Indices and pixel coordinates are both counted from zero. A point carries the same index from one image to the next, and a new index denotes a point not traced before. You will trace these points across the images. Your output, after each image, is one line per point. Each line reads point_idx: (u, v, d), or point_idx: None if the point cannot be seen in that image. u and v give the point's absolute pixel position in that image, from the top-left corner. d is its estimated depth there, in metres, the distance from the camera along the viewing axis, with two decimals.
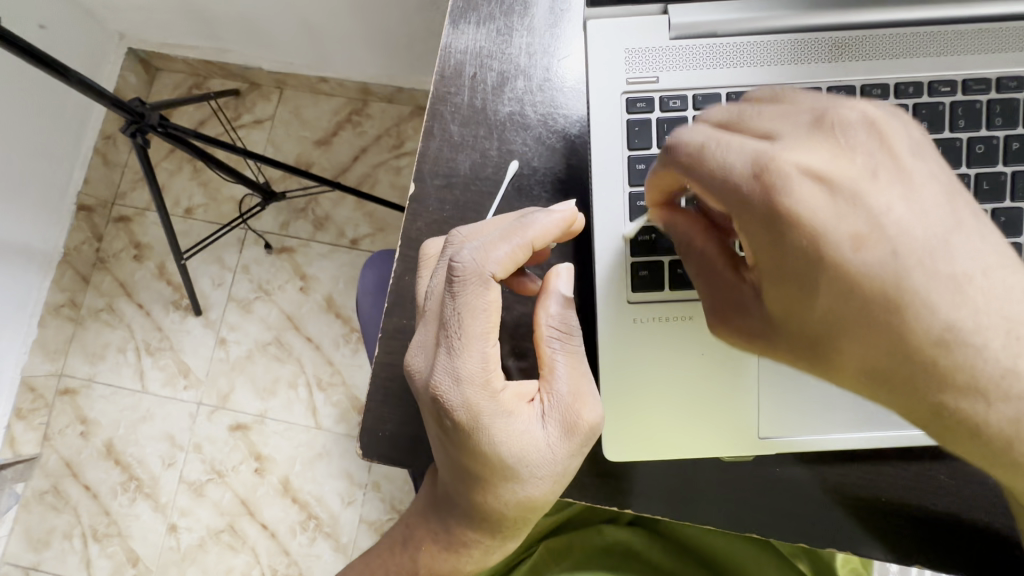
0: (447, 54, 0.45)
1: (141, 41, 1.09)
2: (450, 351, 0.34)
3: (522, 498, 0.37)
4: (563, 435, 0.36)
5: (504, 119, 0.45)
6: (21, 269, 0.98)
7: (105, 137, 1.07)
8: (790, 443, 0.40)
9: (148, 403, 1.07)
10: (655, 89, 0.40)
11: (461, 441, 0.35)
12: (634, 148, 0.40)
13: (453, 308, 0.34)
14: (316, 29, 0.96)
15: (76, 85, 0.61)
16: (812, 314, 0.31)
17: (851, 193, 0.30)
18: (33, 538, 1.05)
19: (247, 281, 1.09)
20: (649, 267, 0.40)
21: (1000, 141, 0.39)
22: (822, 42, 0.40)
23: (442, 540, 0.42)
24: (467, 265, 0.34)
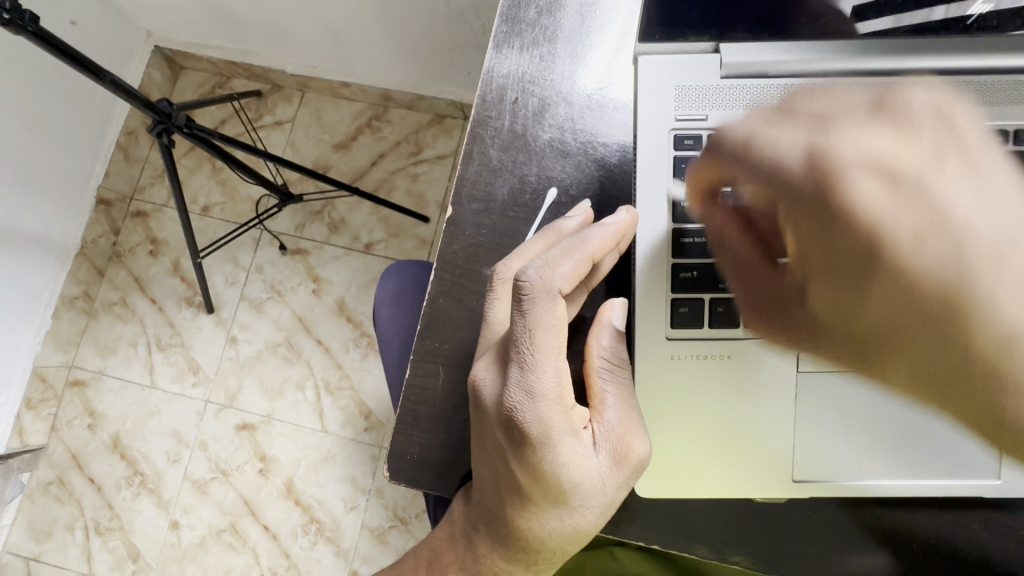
0: (489, 77, 0.46)
1: (168, 40, 1.10)
2: (523, 365, 0.33)
3: (569, 526, 0.37)
4: (613, 465, 0.36)
5: (543, 145, 0.45)
6: (39, 260, 0.99)
7: (127, 132, 1.08)
8: (825, 487, 0.39)
9: (156, 398, 1.08)
10: (704, 126, 0.41)
11: (524, 459, 0.35)
12: (680, 185, 0.40)
13: (524, 323, 0.33)
14: (342, 35, 0.97)
15: (108, 85, 0.62)
16: (863, 305, 0.37)
17: (911, 184, 0.36)
18: (36, 529, 1.05)
19: (260, 281, 1.10)
20: (690, 304, 0.40)
21: None
22: (873, 87, 0.40)
23: (469, 568, 0.41)
24: (535, 282, 0.33)
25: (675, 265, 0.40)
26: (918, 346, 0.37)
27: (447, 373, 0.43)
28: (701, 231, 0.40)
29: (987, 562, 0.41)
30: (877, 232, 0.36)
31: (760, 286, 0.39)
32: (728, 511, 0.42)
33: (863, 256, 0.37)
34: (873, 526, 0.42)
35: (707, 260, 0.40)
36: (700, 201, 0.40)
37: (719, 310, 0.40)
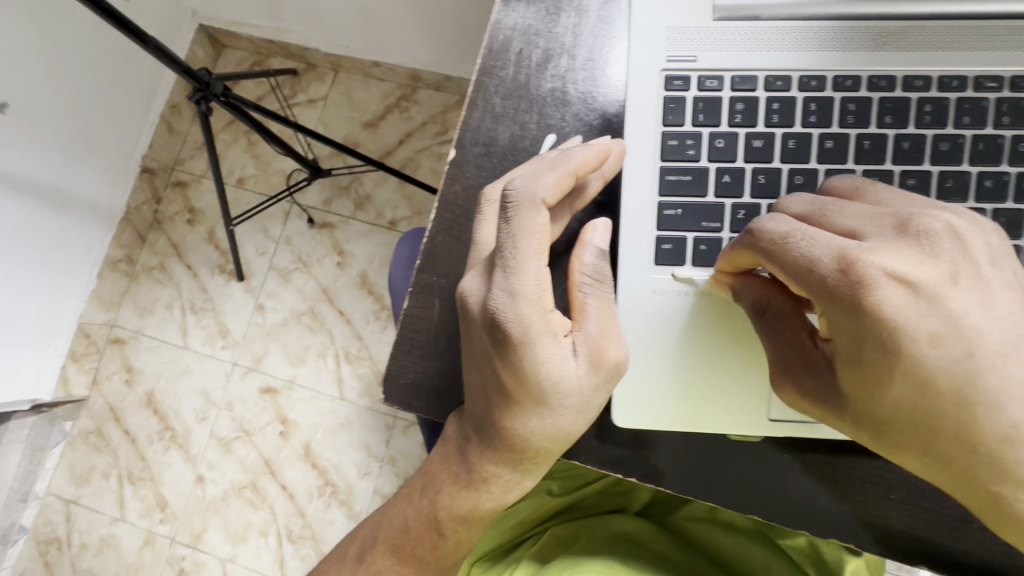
0: (496, 29, 0.47)
1: (212, 19, 1.16)
2: (505, 269, 0.36)
3: (554, 425, 0.39)
4: (590, 369, 0.38)
5: (545, 95, 0.46)
6: (87, 222, 1.06)
7: (171, 106, 1.14)
8: (801, 426, 0.40)
9: (188, 359, 1.14)
10: (693, 68, 0.41)
11: (507, 359, 0.37)
12: (668, 124, 0.41)
13: (509, 231, 0.36)
14: (373, 14, 1.00)
15: (154, 51, 0.66)
16: (882, 404, 0.33)
17: (932, 301, 0.31)
18: (76, 474, 1.12)
19: (289, 252, 1.14)
20: (673, 241, 0.40)
21: (1006, 140, 0.38)
22: (867, 31, 0.39)
23: (461, 479, 0.44)
24: (520, 191, 0.36)
25: (660, 203, 0.41)
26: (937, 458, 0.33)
27: (442, 305, 0.45)
28: (687, 169, 0.40)
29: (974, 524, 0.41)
30: (870, 374, 0.33)
31: (791, 351, 0.37)
32: (712, 450, 0.43)
33: (890, 416, 0.34)
34: (855, 475, 0.42)
35: (692, 200, 0.40)
36: (687, 140, 0.40)
37: (702, 247, 0.40)
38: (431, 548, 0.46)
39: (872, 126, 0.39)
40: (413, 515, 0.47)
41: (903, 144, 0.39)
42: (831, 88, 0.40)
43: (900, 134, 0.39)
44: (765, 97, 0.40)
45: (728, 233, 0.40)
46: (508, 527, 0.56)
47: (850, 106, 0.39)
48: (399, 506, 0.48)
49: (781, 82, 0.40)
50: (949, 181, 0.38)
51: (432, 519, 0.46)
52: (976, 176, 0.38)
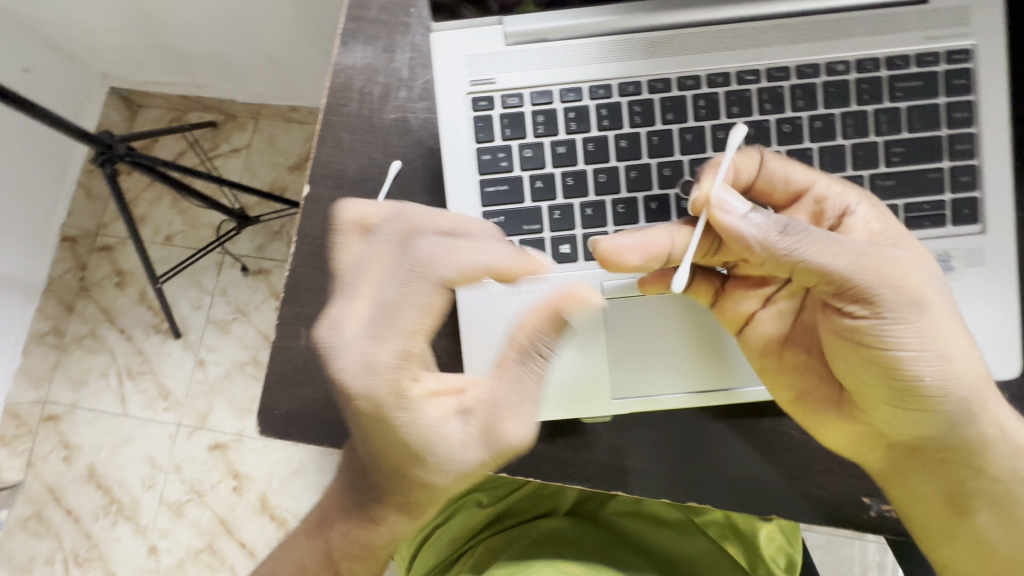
0: (337, 69, 0.50)
1: (122, 81, 1.15)
2: (377, 331, 0.39)
3: (429, 479, 0.42)
4: (473, 437, 0.42)
5: (390, 125, 0.50)
6: (6, 299, 1.03)
7: (87, 171, 1.13)
8: (651, 400, 0.48)
9: (129, 426, 1.10)
10: (495, 89, 0.47)
11: (373, 420, 0.40)
12: (480, 141, 0.47)
13: (394, 296, 0.40)
14: (283, 62, 1.02)
15: (43, 119, 0.66)
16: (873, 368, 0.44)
17: (895, 274, 0.43)
18: (16, 566, 1.06)
19: (225, 303, 1.13)
20: None
21: (770, 123, 0.47)
22: (639, 42, 0.47)
23: (355, 518, 0.47)
24: (419, 261, 0.41)
25: (484, 213, 0.47)
26: (892, 398, 0.45)
27: (310, 334, 0.48)
28: (503, 179, 0.47)
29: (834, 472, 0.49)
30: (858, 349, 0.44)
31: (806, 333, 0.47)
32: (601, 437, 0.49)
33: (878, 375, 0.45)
34: (725, 437, 0.50)
35: (511, 206, 0.47)
36: (499, 154, 0.47)
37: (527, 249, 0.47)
38: None
39: (658, 123, 0.47)
40: (309, 557, 0.50)
41: (687, 136, 0.47)
42: (618, 94, 0.47)
43: (683, 128, 0.47)
44: (562, 107, 0.47)
45: (549, 232, 0.47)
46: (441, 542, 0.57)
47: (636, 108, 0.47)
48: (299, 541, 0.51)
49: (574, 93, 0.47)
50: None
51: (326, 563, 0.49)
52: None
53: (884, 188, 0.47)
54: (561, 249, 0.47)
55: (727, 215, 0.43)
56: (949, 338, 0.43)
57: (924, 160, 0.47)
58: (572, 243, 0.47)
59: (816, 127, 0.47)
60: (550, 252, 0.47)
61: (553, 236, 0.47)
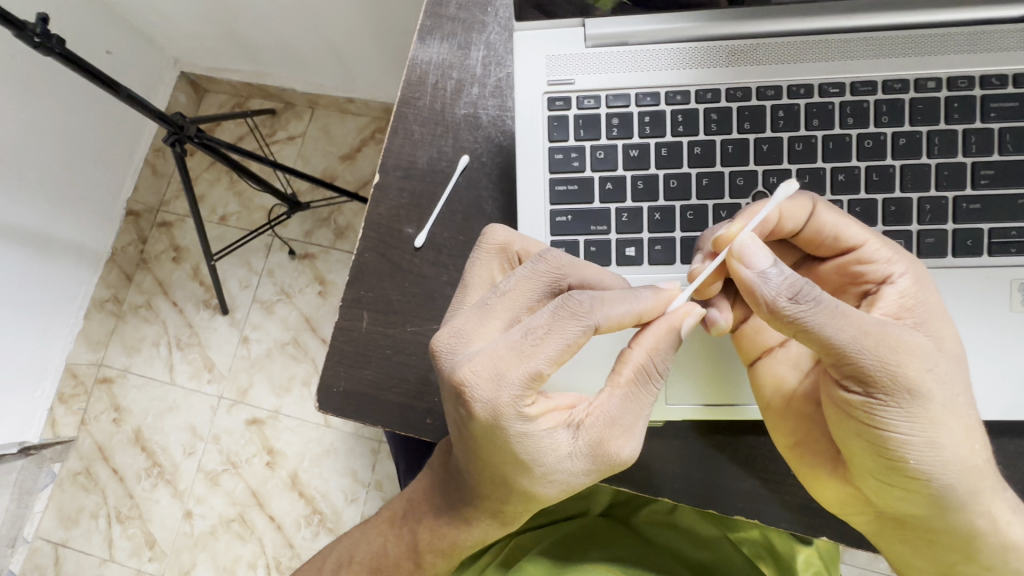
0: (414, 64, 0.52)
1: (192, 66, 1.21)
2: (521, 351, 0.39)
3: (528, 489, 0.44)
4: (582, 455, 0.42)
5: (459, 120, 0.51)
6: (74, 265, 1.10)
7: (155, 149, 1.19)
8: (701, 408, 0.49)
9: (175, 394, 1.15)
10: (572, 89, 0.47)
11: (479, 433, 0.41)
12: (553, 140, 0.47)
13: (541, 329, 0.39)
14: (344, 54, 1.05)
15: (125, 98, 0.70)
16: (872, 452, 0.42)
17: (918, 357, 0.39)
18: (64, 516, 1.13)
19: (271, 284, 1.17)
20: (566, 245, 0.47)
21: (852, 138, 0.46)
22: (721, 50, 0.47)
23: (443, 515, 0.51)
24: (580, 300, 0.39)
25: (552, 211, 0.47)
26: (878, 475, 0.43)
27: (370, 317, 0.50)
28: (574, 179, 0.47)
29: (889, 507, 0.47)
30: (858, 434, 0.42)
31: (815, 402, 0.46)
32: (649, 442, 0.50)
33: (878, 459, 0.42)
34: (773, 455, 0.50)
35: (580, 206, 0.47)
36: (571, 154, 0.47)
37: (591, 249, 0.47)
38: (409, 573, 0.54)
39: (733, 132, 0.47)
40: (393, 542, 0.55)
41: (763, 146, 0.46)
42: (695, 100, 0.47)
43: (759, 138, 0.46)
44: (637, 111, 0.47)
45: (615, 234, 0.47)
46: None
47: (712, 115, 0.47)
48: (381, 526, 0.57)
49: (650, 98, 0.47)
50: (807, 177, 0.46)
51: (409, 545, 0.54)
52: (831, 171, 0.46)
53: (967, 210, 0.45)
54: (626, 251, 0.47)
55: (748, 268, 0.41)
56: (947, 427, 0.40)
57: (1009, 187, 0.45)
58: (637, 247, 0.47)
59: (900, 144, 0.46)
60: (613, 254, 0.47)
61: (619, 239, 0.47)
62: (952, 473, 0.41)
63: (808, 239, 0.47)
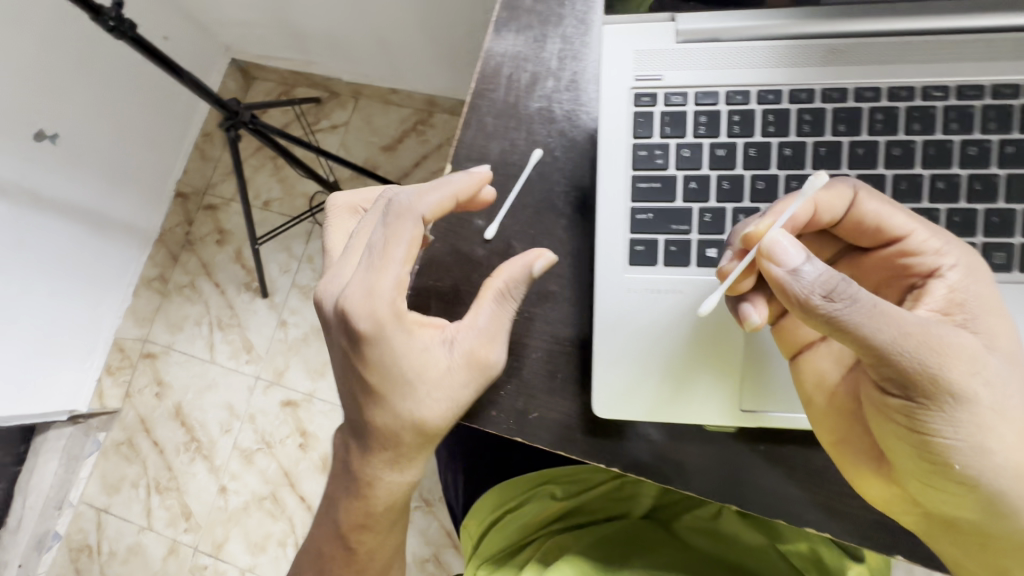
0: (489, 56, 0.52)
1: (243, 53, 1.24)
2: (371, 269, 0.42)
3: (415, 413, 0.44)
4: (460, 364, 0.44)
5: (533, 113, 0.50)
6: (124, 242, 1.14)
7: (204, 134, 1.22)
8: (771, 418, 0.43)
9: (214, 372, 1.19)
10: (659, 85, 0.45)
11: (363, 352, 0.43)
12: (637, 137, 0.45)
13: (383, 237, 0.43)
14: (391, 45, 1.06)
15: (188, 83, 0.72)
16: (919, 455, 0.39)
17: (971, 355, 0.36)
18: (107, 483, 1.18)
19: (310, 270, 1.19)
20: (646, 243, 0.44)
21: (956, 144, 0.42)
22: (817, 48, 0.44)
23: (347, 485, 0.50)
24: (398, 202, 0.43)
25: (632, 208, 0.44)
26: (922, 480, 0.40)
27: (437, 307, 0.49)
28: (657, 177, 0.44)
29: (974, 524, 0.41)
30: (905, 435, 0.39)
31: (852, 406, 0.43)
32: (706, 451, 0.45)
33: (925, 462, 0.39)
34: None
35: (662, 204, 0.44)
36: (655, 151, 0.45)
37: (672, 248, 0.44)
38: (345, 563, 0.53)
39: (827, 134, 0.43)
40: (336, 505, 0.52)
41: (858, 151, 0.43)
42: (788, 100, 0.44)
43: (855, 141, 0.43)
44: (726, 109, 0.44)
45: (698, 235, 0.44)
46: (510, 529, 0.58)
47: (806, 116, 0.44)
48: (316, 524, 0.55)
49: (741, 96, 0.44)
50: (903, 184, 0.43)
51: (336, 533, 0.52)
52: (929, 178, 0.43)
53: None
54: (709, 253, 0.44)
55: (778, 266, 0.38)
56: (998, 432, 0.37)
57: None
58: (721, 249, 0.44)
59: (1008, 153, 0.42)
60: (695, 254, 0.44)
61: (702, 239, 0.44)
62: (1009, 483, 0.38)
63: (849, 230, 0.44)
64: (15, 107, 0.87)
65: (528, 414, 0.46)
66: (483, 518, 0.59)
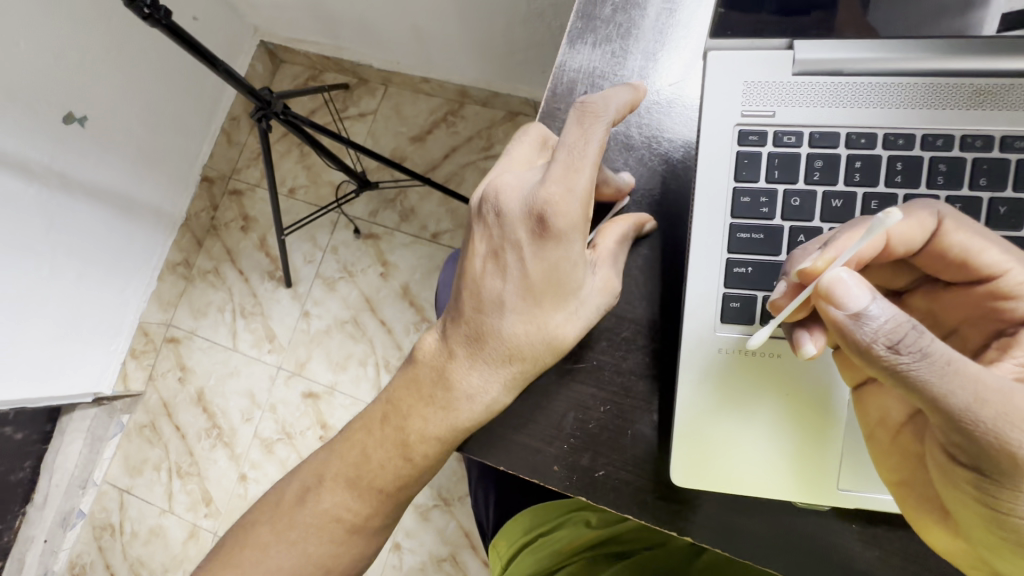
0: (561, 72, 0.48)
1: (272, 35, 1.21)
2: (567, 165, 0.39)
3: (556, 329, 0.43)
4: (600, 286, 0.43)
5: (608, 138, 0.47)
6: (151, 227, 1.13)
7: (231, 117, 1.20)
8: (872, 499, 0.39)
9: (236, 360, 1.18)
10: (770, 123, 0.41)
11: (538, 251, 0.41)
12: (740, 180, 0.41)
13: (579, 135, 0.39)
14: (426, 33, 1.02)
15: (222, 73, 0.69)
16: (994, 526, 0.33)
17: None
18: (130, 465, 1.19)
19: (335, 261, 1.17)
20: (742, 298, 0.40)
21: None
22: (961, 88, 0.39)
23: (390, 445, 0.46)
24: (595, 101, 0.40)
25: (730, 260, 0.41)
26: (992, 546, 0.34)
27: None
28: (761, 227, 0.40)
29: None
30: (981, 504, 0.33)
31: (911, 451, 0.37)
32: (786, 519, 0.41)
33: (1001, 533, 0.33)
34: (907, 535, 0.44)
35: (763, 258, 0.40)
36: (760, 198, 0.41)
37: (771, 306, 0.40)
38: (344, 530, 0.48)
39: (965, 188, 0.39)
40: (375, 445, 0.47)
41: (1000, 209, 0.38)
42: (920, 146, 0.39)
43: (997, 198, 0.39)
44: (847, 154, 0.40)
45: None
46: (540, 555, 0.57)
47: (941, 165, 0.39)
48: (316, 479, 0.49)
49: (865, 139, 0.40)
50: None
51: (351, 495, 0.47)
52: None
53: None
54: None
55: (839, 308, 0.32)
56: None
57: None
58: None
59: None
60: None
61: None
62: None
63: (928, 261, 0.40)
64: (46, 89, 0.86)
65: (595, 470, 0.43)
66: (512, 541, 0.58)
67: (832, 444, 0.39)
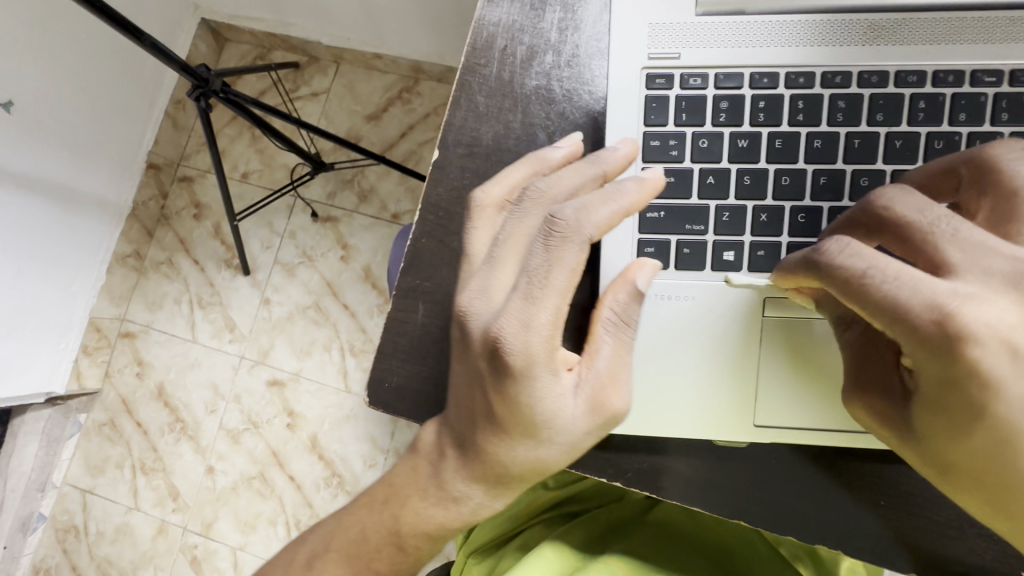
0: (481, 25, 0.48)
1: (213, 12, 1.16)
2: (526, 297, 0.34)
3: (523, 458, 0.38)
4: (588, 412, 0.37)
5: (530, 92, 0.47)
6: (95, 218, 1.08)
7: (176, 101, 1.15)
8: (784, 433, 0.40)
9: (196, 352, 1.15)
10: (676, 65, 0.41)
11: (500, 383, 0.36)
12: (650, 124, 0.41)
13: (545, 259, 0.34)
14: (374, 6, 0.99)
15: (149, 48, 0.66)
16: None
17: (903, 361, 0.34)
18: (91, 465, 1.16)
19: (294, 246, 1.15)
20: (656, 244, 0.41)
21: (1004, 136, 0.39)
22: (856, 24, 0.40)
23: (380, 530, 0.44)
24: (568, 221, 0.34)
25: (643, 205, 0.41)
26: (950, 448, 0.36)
27: (427, 308, 0.47)
28: (671, 170, 0.41)
29: (983, 535, 0.40)
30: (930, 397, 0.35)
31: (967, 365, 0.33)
32: (720, 459, 0.43)
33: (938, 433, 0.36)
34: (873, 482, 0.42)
35: (676, 201, 0.41)
36: (669, 140, 0.41)
37: (685, 250, 0.41)
38: None
39: (863, 124, 0.40)
40: (374, 528, 0.44)
41: (895, 142, 0.39)
42: (820, 85, 0.40)
43: (893, 132, 0.40)
44: (751, 94, 0.40)
45: (713, 235, 0.41)
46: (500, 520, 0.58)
47: (839, 103, 0.40)
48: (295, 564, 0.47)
49: (768, 79, 0.40)
50: None
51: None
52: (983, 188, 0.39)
53: None
54: (725, 255, 0.41)
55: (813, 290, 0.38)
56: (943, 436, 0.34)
57: None
58: (738, 251, 0.40)
59: None
60: (709, 258, 0.41)
61: (717, 240, 0.41)
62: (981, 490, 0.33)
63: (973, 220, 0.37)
64: None
65: None
66: None
67: (743, 387, 0.40)
